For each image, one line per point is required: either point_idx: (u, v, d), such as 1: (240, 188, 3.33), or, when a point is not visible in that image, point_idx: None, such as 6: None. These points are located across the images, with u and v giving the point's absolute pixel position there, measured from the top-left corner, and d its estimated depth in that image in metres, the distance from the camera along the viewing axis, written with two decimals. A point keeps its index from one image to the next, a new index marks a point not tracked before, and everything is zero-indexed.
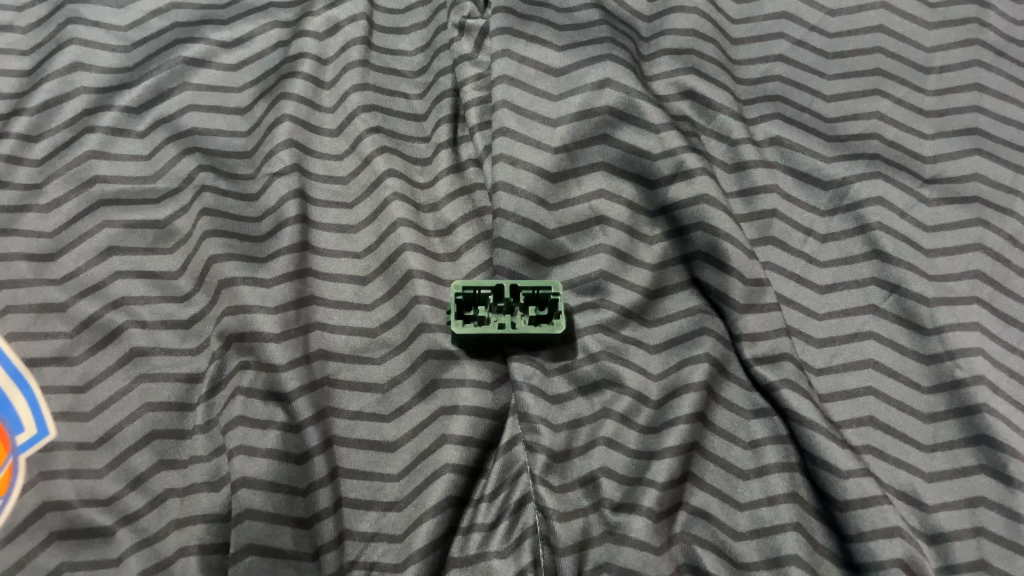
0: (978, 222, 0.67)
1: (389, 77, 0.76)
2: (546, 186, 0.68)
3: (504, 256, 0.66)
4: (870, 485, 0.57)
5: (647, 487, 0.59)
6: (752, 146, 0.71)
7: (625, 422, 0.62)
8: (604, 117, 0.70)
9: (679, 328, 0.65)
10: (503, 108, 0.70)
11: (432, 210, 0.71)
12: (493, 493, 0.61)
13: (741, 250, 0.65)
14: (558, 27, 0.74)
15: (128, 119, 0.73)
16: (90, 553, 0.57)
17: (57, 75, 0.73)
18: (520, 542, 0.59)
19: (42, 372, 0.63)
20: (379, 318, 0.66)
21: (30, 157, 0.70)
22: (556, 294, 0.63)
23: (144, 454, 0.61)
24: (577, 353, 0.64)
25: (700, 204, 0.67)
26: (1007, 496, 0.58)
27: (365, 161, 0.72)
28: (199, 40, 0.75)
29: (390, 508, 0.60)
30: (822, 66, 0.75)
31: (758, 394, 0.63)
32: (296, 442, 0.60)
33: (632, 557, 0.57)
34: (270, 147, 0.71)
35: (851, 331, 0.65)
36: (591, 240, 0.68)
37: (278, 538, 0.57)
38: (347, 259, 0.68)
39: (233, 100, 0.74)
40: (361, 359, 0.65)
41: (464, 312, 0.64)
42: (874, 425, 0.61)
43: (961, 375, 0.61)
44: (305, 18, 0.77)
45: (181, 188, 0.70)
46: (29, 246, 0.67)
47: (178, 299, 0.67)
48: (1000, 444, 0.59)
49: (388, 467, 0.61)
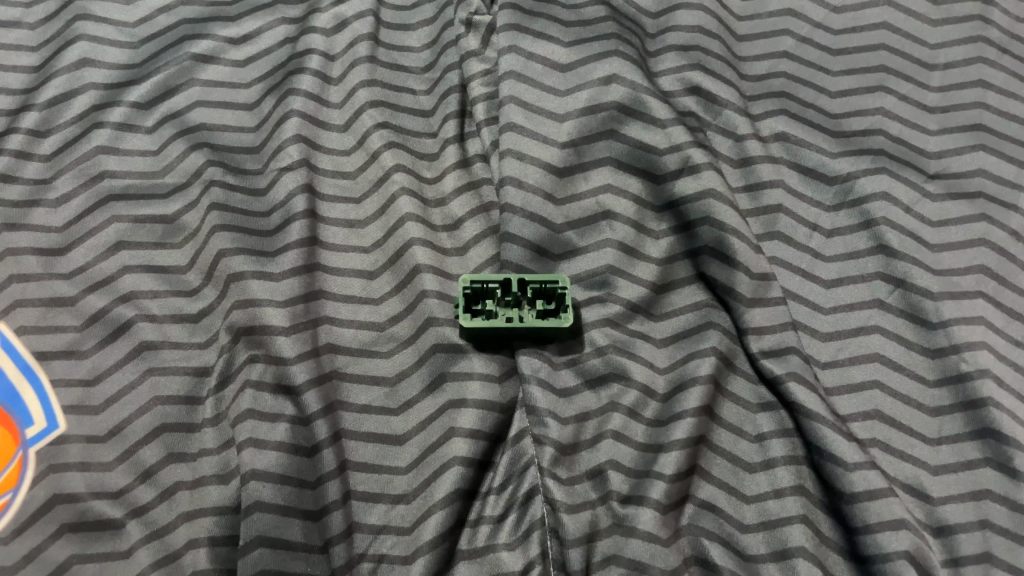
0: (982, 217, 0.68)
1: (396, 74, 0.77)
2: (553, 181, 0.69)
3: (511, 250, 0.66)
4: (876, 477, 0.58)
5: (654, 480, 0.59)
6: (757, 141, 0.71)
7: (632, 415, 0.62)
8: (611, 113, 0.70)
9: (685, 323, 0.66)
10: (510, 103, 0.71)
11: (439, 205, 0.72)
12: (501, 486, 0.61)
13: (747, 244, 0.66)
14: (564, 23, 0.74)
15: (136, 115, 0.73)
16: (101, 545, 0.58)
17: (66, 71, 0.73)
18: (528, 535, 0.59)
19: (51, 366, 0.63)
20: (387, 312, 0.67)
21: (38, 153, 0.71)
22: (563, 288, 0.64)
23: (154, 447, 0.61)
24: (584, 348, 0.65)
25: (706, 199, 0.67)
26: (1012, 489, 0.58)
27: (373, 156, 0.72)
28: (207, 36, 0.76)
29: (398, 501, 0.60)
30: (827, 62, 0.75)
31: (764, 388, 0.63)
32: (305, 435, 0.60)
33: (640, 549, 0.57)
34: (278, 143, 0.71)
35: (856, 325, 0.65)
36: (598, 235, 0.68)
37: (288, 530, 0.57)
38: (355, 254, 0.69)
39: (241, 96, 0.74)
40: (369, 353, 0.65)
41: (471, 306, 0.64)
42: (880, 419, 0.61)
43: (967, 369, 0.62)
44: (313, 15, 0.78)
45: (189, 183, 0.71)
46: (38, 241, 0.68)
47: (187, 293, 0.67)
48: (1006, 438, 0.59)
49: (397, 461, 0.62)
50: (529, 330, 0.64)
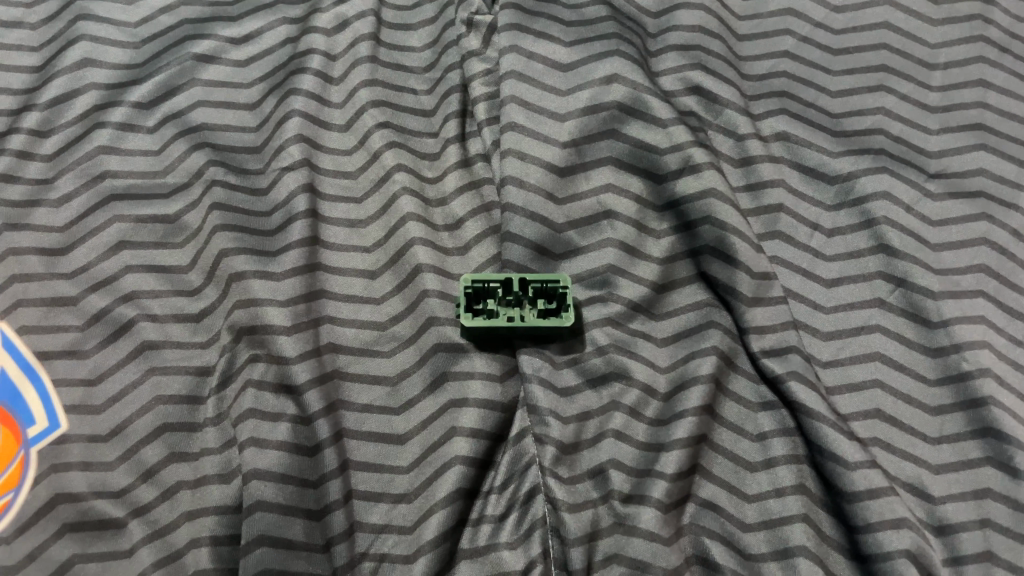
0: (983, 217, 0.68)
1: (397, 73, 0.77)
2: (554, 181, 0.69)
3: (513, 250, 0.66)
4: (877, 476, 0.58)
5: (656, 479, 0.59)
6: (758, 141, 0.71)
7: (633, 414, 0.62)
8: (612, 112, 0.71)
9: (687, 322, 0.66)
10: (511, 103, 0.71)
11: (441, 204, 0.72)
12: (503, 485, 0.61)
13: (748, 244, 0.66)
14: (565, 23, 0.74)
15: (137, 115, 0.73)
16: (102, 545, 0.58)
17: (67, 71, 0.73)
18: (529, 534, 0.59)
19: (53, 365, 0.63)
20: (388, 311, 0.67)
21: (40, 153, 0.71)
22: (564, 288, 0.64)
23: (155, 447, 0.61)
24: (585, 347, 0.65)
25: (707, 198, 0.67)
26: (1013, 488, 0.58)
27: (374, 156, 0.72)
28: (208, 36, 0.76)
29: (399, 500, 0.60)
30: (827, 62, 0.75)
31: (765, 387, 0.63)
32: (307, 435, 0.61)
33: (642, 548, 0.57)
34: (280, 142, 0.71)
35: (857, 325, 0.65)
36: (599, 234, 0.68)
37: (290, 529, 0.58)
38: (357, 253, 0.69)
39: (242, 96, 0.74)
40: (370, 353, 0.65)
41: (473, 306, 0.64)
42: (881, 418, 0.61)
43: (968, 368, 0.62)
44: (314, 14, 0.78)
45: (190, 183, 0.71)
46: (40, 240, 0.68)
47: (189, 293, 0.67)
48: (1007, 436, 0.59)
49: (398, 460, 0.62)
50: (530, 329, 0.64)
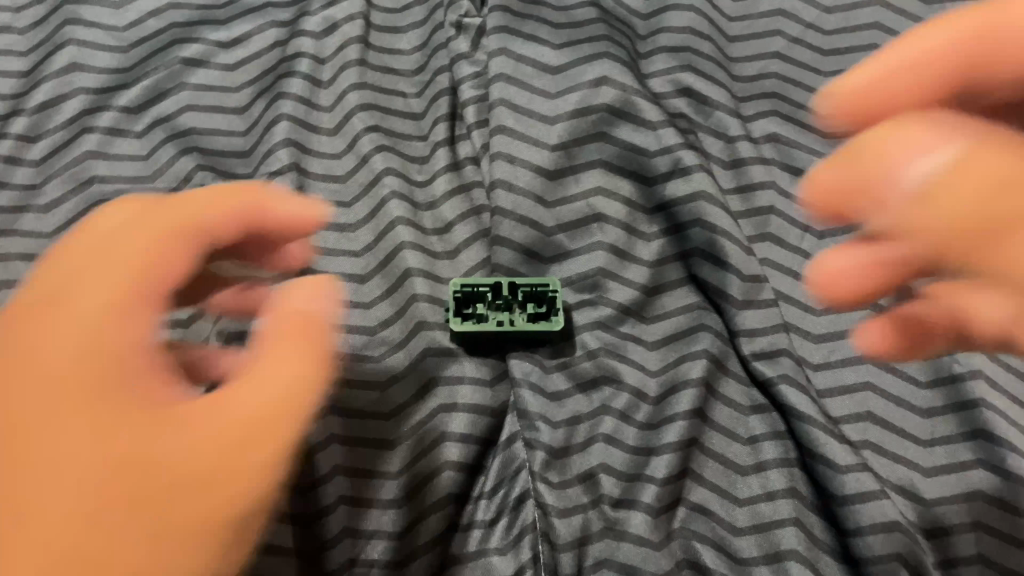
0: None
1: (386, 77, 0.76)
2: (543, 184, 0.69)
3: (502, 254, 0.67)
4: (869, 479, 0.57)
5: (646, 483, 0.59)
6: (748, 143, 0.71)
7: (624, 418, 0.62)
8: (602, 115, 0.70)
9: (677, 325, 0.65)
10: (501, 106, 0.71)
11: (430, 208, 0.71)
12: (493, 490, 0.61)
13: (739, 246, 0.65)
14: (555, 25, 0.74)
15: (126, 119, 0.72)
16: None
17: (55, 76, 0.73)
18: (520, 539, 0.59)
19: None
20: (378, 316, 0.66)
21: (28, 158, 0.70)
22: (554, 292, 0.65)
23: None
24: (575, 351, 0.65)
25: (697, 201, 0.67)
26: (1006, 490, 0.58)
27: (363, 160, 0.72)
28: (197, 40, 0.75)
29: (391, 506, 0.59)
30: (818, 63, 0.75)
31: (756, 390, 0.63)
32: None
33: (632, 552, 0.58)
34: (269, 146, 0.72)
35: (849, 326, 0.65)
36: (589, 237, 0.68)
37: (280, 535, 0.57)
38: (346, 258, 0.68)
39: (231, 100, 0.74)
40: (359, 358, 0.64)
41: (462, 310, 0.64)
42: (872, 420, 0.61)
43: (959, 370, 0.61)
44: (303, 17, 0.77)
45: (179, 188, 0.70)
46: (28, 246, 0.67)
47: None
48: (999, 439, 0.59)
49: (389, 464, 0.60)
50: (520, 333, 0.64)
